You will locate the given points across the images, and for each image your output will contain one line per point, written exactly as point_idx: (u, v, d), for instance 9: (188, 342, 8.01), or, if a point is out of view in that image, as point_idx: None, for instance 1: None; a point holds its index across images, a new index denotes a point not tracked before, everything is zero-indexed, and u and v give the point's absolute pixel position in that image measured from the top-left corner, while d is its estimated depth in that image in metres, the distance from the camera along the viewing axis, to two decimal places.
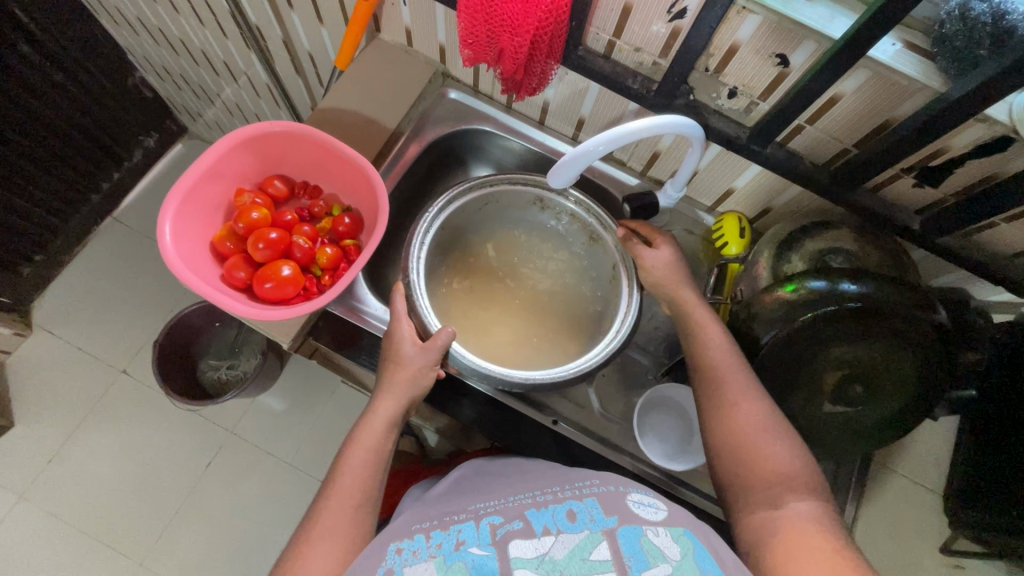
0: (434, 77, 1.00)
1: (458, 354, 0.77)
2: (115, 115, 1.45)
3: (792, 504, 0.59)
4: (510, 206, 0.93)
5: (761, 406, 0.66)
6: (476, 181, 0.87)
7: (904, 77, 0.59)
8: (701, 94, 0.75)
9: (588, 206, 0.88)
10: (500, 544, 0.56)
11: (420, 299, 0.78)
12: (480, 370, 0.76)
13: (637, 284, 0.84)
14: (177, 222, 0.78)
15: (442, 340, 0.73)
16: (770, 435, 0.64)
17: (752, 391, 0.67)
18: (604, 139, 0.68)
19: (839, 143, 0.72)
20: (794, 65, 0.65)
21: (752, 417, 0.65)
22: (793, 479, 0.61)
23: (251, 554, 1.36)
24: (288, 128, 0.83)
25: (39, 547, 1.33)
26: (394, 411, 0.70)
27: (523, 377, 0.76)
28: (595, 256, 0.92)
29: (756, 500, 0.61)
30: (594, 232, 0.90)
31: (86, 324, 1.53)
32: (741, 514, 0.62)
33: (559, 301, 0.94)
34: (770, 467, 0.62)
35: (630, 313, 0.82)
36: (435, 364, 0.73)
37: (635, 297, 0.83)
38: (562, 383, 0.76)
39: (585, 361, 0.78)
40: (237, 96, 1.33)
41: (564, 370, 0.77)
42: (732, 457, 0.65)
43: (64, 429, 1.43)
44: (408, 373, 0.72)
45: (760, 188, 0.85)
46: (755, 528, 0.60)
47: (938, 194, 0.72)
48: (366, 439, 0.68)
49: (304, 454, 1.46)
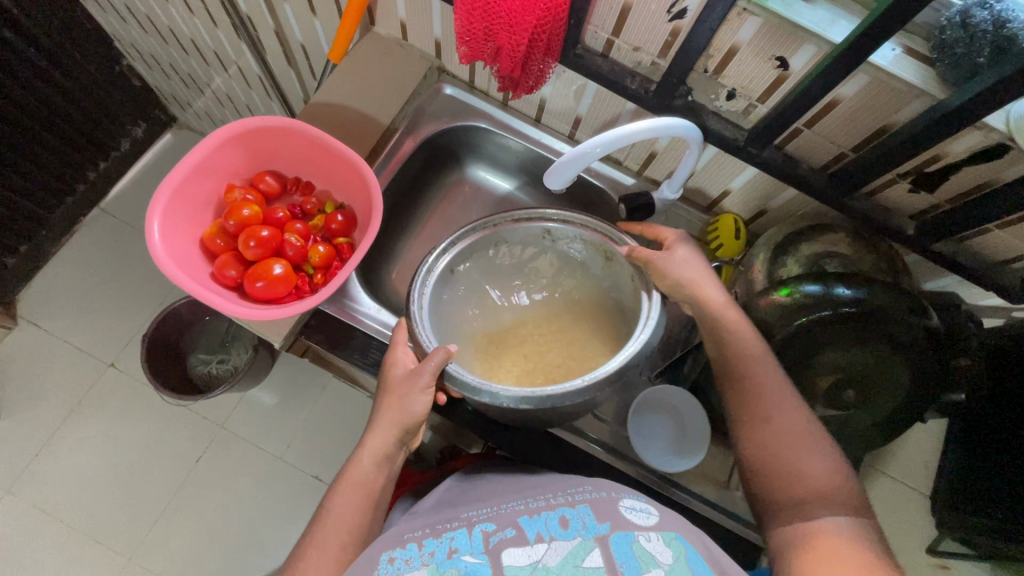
0: (429, 72, 0.99)
1: (455, 372, 0.67)
2: (102, 104, 1.42)
3: (828, 517, 0.57)
4: (518, 247, 0.82)
5: (794, 414, 0.64)
6: (480, 222, 0.78)
7: (902, 82, 0.59)
8: (700, 95, 0.75)
9: (599, 228, 0.77)
10: (493, 553, 0.57)
11: (418, 322, 0.70)
12: (483, 392, 0.66)
13: (654, 288, 0.73)
14: (165, 218, 0.77)
15: (430, 367, 0.65)
16: (807, 447, 0.61)
17: (786, 403, 0.64)
18: (601, 141, 0.70)
19: (836, 147, 0.72)
20: (794, 68, 0.65)
21: (784, 427, 0.63)
22: (831, 494, 0.58)
23: (242, 549, 1.36)
24: (279, 123, 0.82)
25: (25, 541, 1.32)
26: (388, 440, 0.65)
27: (530, 392, 0.65)
28: (617, 282, 0.80)
29: (782, 507, 0.59)
30: (610, 252, 0.77)
31: (73, 317, 1.50)
32: (773, 525, 0.60)
33: (583, 337, 0.79)
34: (805, 480, 0.59)
35: (652, 316, 0.70)
36: (428, 386, 0.66)
37: (655, 301, 0.71)
38: (576, 400, 0.64)
39: (601, 371, 0.66)
40: (227, 86, 1.30)
41: (574, 384, 0.65)
42: (765, 469, 0.62)
43: (51, 423, 1.41)
44: (398, 399, 0.66)
45: (757, 190, 0.85)
46: (786, 538, 0.58)
47: (934, 200, 0.72)
48: (362, 461, 0.65)
49: (296, 449, 1.45)
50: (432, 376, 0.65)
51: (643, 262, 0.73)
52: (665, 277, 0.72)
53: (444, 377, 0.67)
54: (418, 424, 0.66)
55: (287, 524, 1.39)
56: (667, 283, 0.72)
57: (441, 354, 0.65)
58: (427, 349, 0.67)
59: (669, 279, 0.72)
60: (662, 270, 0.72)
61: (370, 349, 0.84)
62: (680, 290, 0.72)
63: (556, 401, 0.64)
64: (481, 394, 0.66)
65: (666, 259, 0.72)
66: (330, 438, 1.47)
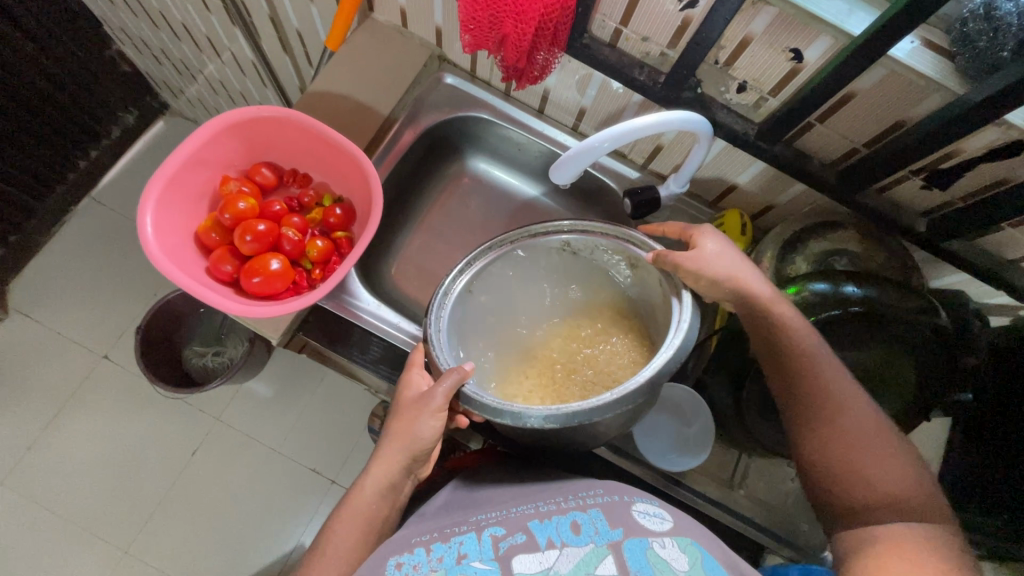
0: (430, 60, 0.96)
1: (474, 394, 0.62)
2: (91, 90, 1.38)
3: (900, 523, 0.57)
4: (537, 263, 0.77)
5: (865, 411, 0.63)
6: (496, 240, 0.73)
7: (920, 76, 0.58)
8: (710, 87, 0.72)
9: (623, 234, 0.71)
10: (503, 560, 0.56)
11: (436, 345, 0.66)
12: (504, 412, 0.61)
13: (684, 287, 0.66)
14: (158, 212, 0.75)
15: (442, 390, 0.61)
16: (876, 454, 0.61)
17: (851, 405, 0.63)
18: (610, 135, 0.69)
19: (849, 142, 0.70)
20: (809, 60, 0.63)
21: (855, 426, 0.62)
22: (903, 501, 0.58)
23: (239, 542, 1.35)
24: (275, 112, 0.80)
25: (20, 534, 1.31)
26: (395, 461, 0.64)
27: (554, 410, 0.59)
28: (647, 290, 0.74)
29: (851, 512, 0.60)
30: (636, 259, 0.71)
31: (65, 308, 1.48)
32: (840, 529, 0.60)
33: (616, 353, 0.72)
34: (877, 487, 0.59)
35: (684, 319, 0.63)
36: (440, 410, 0.62)
37: (688, 300, 0.65)
38: (606, 415, 0.59)
39: (631, 382, 0.60)
40: (220, 73, 1.26)
41: (601, 398, 0.59)
42: (831, 474, 0.61)
43: (44, 415, 1.39)
44: (408, 423, 0.64)
45: (765, 185, 0.83)
46: (850, 539, 0.59)
47: (945, 197, 0.70)
48: (370, 483, 0.64)
49: (293, 442, 1.44)
50: (445, 401, 0.61)
51: (672, 267, 0.67)
52: (698, 277, 0.67)
53: (461, 399, 0.63)
54: (428, 449, 0.65)
55: (284, 517, 1.38)
56: (699, 278, 0.68)
57: (456, 376, 0.61)
58: (441, 367, 0.64)
59: (703, 280, 0.68)
60: (695, 267, 0.67)
61: (370, 346, 0.83)
62: (714, 285, 0.68)
63: (582, 417, 0.59)
64: (502, 416, 0.60)
65: (697, 259, 0.67)
66: (328, 431, 1.45)
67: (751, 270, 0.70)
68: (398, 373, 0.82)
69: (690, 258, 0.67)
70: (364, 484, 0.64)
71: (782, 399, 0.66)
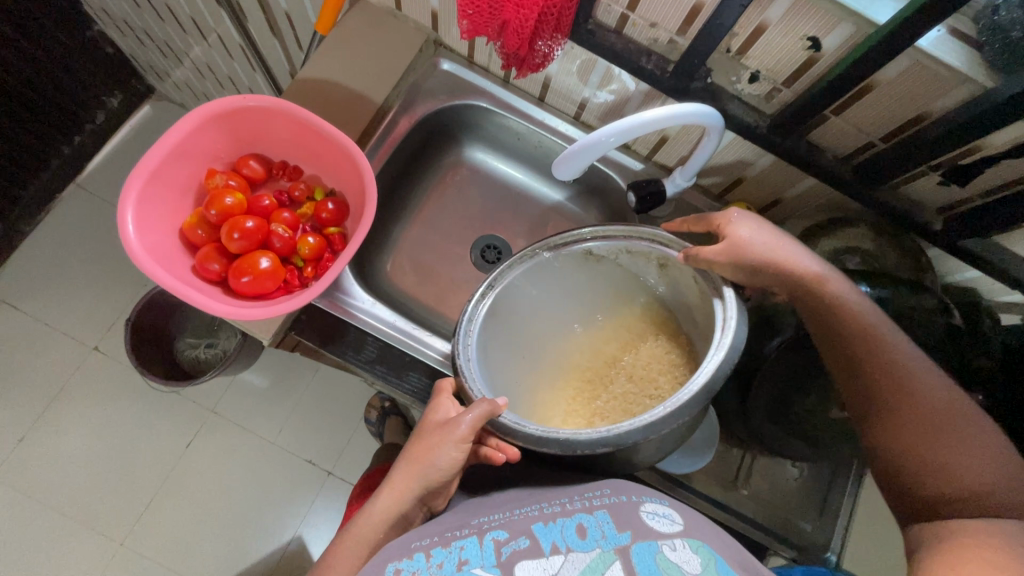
0: (426, 45, 0.91)
1: (515, 425, 0.63)
2: (73, 73, 1.32)
3: (991, 519, 0.52)
4: (559, 271, 0.79)
5: (941, 398, 0.59)
6: (516, 257, 0.75)
7: (947, 68, 0.54)
8: (720, 78, 0.69)
9: (645, 235, 0.73)
10: (505, 565, 0.53)
11: (467, 377, 0.68)
12: (550, 441, 0.61)
13: (724, 284, 0.67)
14: (141, 208, 0.71)
15: (468, 419, 0.61)
16: (957, 443, 0.56)
17: (924, 391, 0.59)
18: (615, 130, 0.66)
19: (865, 136, 0.68)
20: (827, 49, 0.59)
21: (924, 407, 0.58)
22: (994, 495, 0.53)
23: (237, 532, 1.34)
24: (260, 102, 0.76)
25: (13, 527, 1.29)
26: (404, 495, 0.62)
27: (605, 432, 0.60)
28: (678, 288, 0.76)
29: (930, 502, 0.55)
30: (665, 258, 0.74)
31: (52, 297, 1.44)
32: (919, 523, 0.56)
33: (658, 352, 0.78)
34: (963, 478, 0.54)
35: (730, 317, 0.63)
36: (463, 439, 0.62)
37: (731, 298, 0.65)
38: (662, 430, 0.58)
39: (684, 392, 0.60)
40: (207, 56, 1.20)
41: (654, 413, 0.59)
42: (905, 460, 0.58)
43: (34, 406, 1.37)
44: (427, 451, 0.62)
45: (773, 178, 0.80)
46: (928, 530, 0.54)
47: (964, 194, 0.68)
48: (382, 506, 0.62)
49: (289, 433, 1.42)
50: (470, 429, 0.61)
51: (707, 266, 0.67)
52: (735, 268, 0.66)
53: (501, 431, 0.63)
54: (443, 482, 0.62)
55: (282, 507, 1.37)
56: (737, 269, 0.66)
57: (485, 407, 0.62)
58: (473, 400, 0.65)
59: (744, 267, 0.66)
60: (734, 259, 0.65)
61: (365, 345, 0.81)
62: (755, 272, 0.66)
63: (637, 436, 0.59)
64: (549, 445, 0.61)
65: (730, 249, 0.66)
66: (324, 423, 1.43)
67: (791, 247, 0.67)
68: (393, 373, 0.81)
69: (724, 250, 0.66)
70: (372, 511, 0.62)
71: (842, 382, 0.64)
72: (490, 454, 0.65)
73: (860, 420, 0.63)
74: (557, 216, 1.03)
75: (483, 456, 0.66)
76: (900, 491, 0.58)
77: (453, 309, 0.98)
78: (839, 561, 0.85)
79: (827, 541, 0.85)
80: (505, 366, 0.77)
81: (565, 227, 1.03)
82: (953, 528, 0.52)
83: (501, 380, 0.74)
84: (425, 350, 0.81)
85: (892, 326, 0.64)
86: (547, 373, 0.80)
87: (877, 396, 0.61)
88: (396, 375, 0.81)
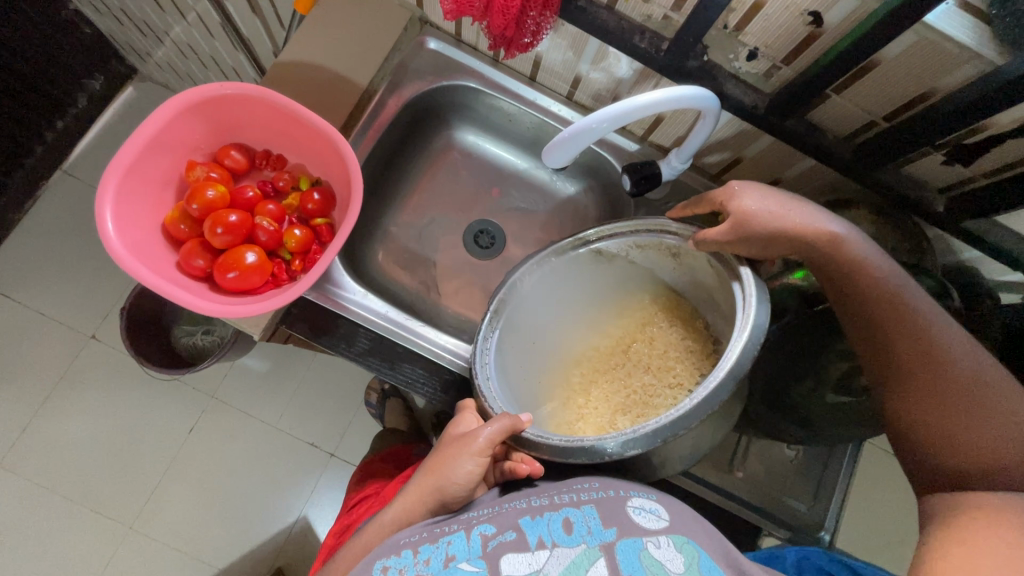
0: (411, 23, 0.88)
1: (539, 438, 0.65)
2: (53, 57, 1.27)
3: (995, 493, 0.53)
4: (563, 274, 0.79)
5: (967, 367, 0.56)
6: (529, 266, 0.76)
7: (954, 44, 0.52)
8: (717, 55, 0.67)
9: (651, 227, 0.72)
10: (491, 558, 0.54)
11: (489, 395, 0.69)
12: (574, 449, 0.62)
13: (739, 264, 0.65)
14: (119, 205, 0.69)
15: (487, 432, 0.63)
16: (976, 415, 0.55)
17: (950, 359, 0.57)
18: (607, 116, 0.64)
19: (867, 114, 0.65)
20: (828, 25, 0.57)
21: (952, 373, 0.57)
22: (1008, 469, 0.53)
23: (242, 515, 1.36)
24: (239, 90, 0.73)
25: (22, 513, 1.30)
26: (417, 506, 0.64)
27: (631, 434, 0.59)
28: (695, 275, 0.75)
29: (942, 473, 0.56)
30: (677, 248, 0.72)
31: (44, 286, 1.42)
32: (930, 493, 0.57)
33: (670, 343, 0.77)
34: (976, 452, 0.54)
35: (751, 295, 0.61)
36: (481, 452, 0.63)
37: (749, 279, 0.63)
38: (690, 425, 0.57)
39: (711, 378, 0.58)
40: (188, 35, 1.14)
41: (681, 408, 0.58)
42: (917, 432, 0.58)
43: (35, 396, 1.36)
44: (444, 463, 0.64)
45: (771, 158, 0.78)
46: (934, 505, 0.56)
47: (969, 172, 0.65)
48: (399, 509, 0.64)
49: (289, 417, 1.42)
50: (489, 443, 0.63)
51: (717, 249, 0.65)
52: (748, 245, 0.63)
53: (525, 445, 0.65)
54: (460, 496, 0.64)
55: (286, 490, 1.39)
56: (748, 247, 0.63)
57: (507, 422, 0.63)
58: (492, 414, 0.67)
59: (756, 243, 0.62)
60: (743, 237, 0.62)
61: (357, 338, 0.80)
62: (767, 246, 0.63)
63: (666, 433, 0.58)
64: (576, 455, 0.61)
65: (735, 229, 0.63)
66: (325, 407, 1.44)
67: (802, 212, 0.63)
68: (388, 364, 0.80)
69: (730, 229, 0.63)
70: (388, 514, 0.65)
71: (863, 349, 0.63)
72: (513, 467, 0.66)
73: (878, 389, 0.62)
74: (551, 198, 1.02)
75: (507, 470, 0.67)
76: (915, 461, 0.59)
77: (448, 296, 0.97)
78: (833, 539, 0.87)
79: (821, 521, 0.87)
80: (521, 368, 0.78)
81: (559, 209, 1.01)
82: (959, 504, 0.53)
83: (518, 384, 0.77)
84: (418, 341, 0.81)
85: (914, 285, 0.61)
86: (567, 369, 0.81)
87: (896, 365, 0.59)
88: (391, 366, 0.81)
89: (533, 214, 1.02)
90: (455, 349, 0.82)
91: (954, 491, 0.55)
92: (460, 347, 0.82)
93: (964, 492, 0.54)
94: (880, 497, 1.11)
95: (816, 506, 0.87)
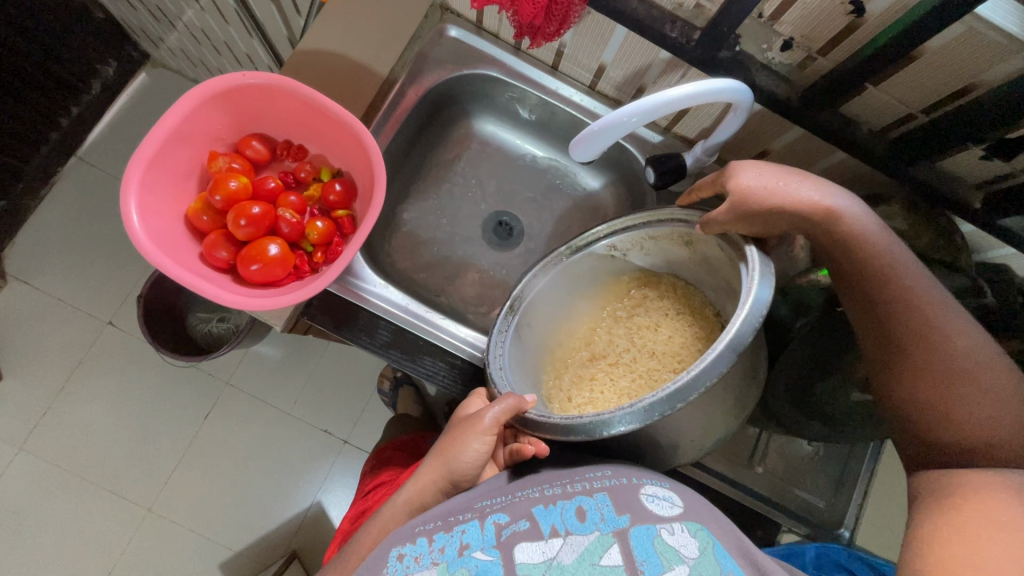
0: (432, 10, 0.86)
1: (542, 418, 0.64)
2: (67, 43, 1.26)
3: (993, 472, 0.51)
4: (575, 270, 0.78)
5: (963, 342, 0.55)
6: (541, 264, 0.75)
7: (1003, 36, 0.50)
8: (749, 45, 0.65)
9: (665, 216, 0.71)
10: (505, 547, 0.54)
11: (501, 385, 0.69)
12: (574, 428, 0.60)
13: (745, 242, 0.63)
14: (143, 196, 0.69)
15: (493, 412, 0.63)
16: (969, 391, 0.54)
17: (946, 332, 0.56)
18: (637, 109, 0.62)
19: (904, 108, 0.64)
20: (870, 14, 0.55)
21: (946, 348, 0.55)
22: (1002, 446, 0.52)
23: (257, 500, 1.38)
24: (262, 80, 0.73)
25: (44, 495, 1.33)
26: (428, 486, 0.65)
27: (629, 408, 0.57)
28: (710, 262, 0.73)
29: (935, 450, 0.55)
30: (689, 235, 0.71)
31: (60, 271, 1.43)
32: (920, 471, 0.56)
33: (681, 332, 0.76)
34: (970, 429, 0.53)
35: (755, 272, 0.59)
36: (488, 432, 0.63)
37: (754, 255, 0.61)
38: (688, 397, 0.55)
39: (710, 351, 0.56)
40: (201, 20, 1.12)
41: (679, 380, 0.56)
42: (911, 409, 0.57)
43: (54, 381, 1.38)
44: (453, 443, 0.64)
45: (799, 150, 0.77)
46: (933, 483, 0.54)
47: (1007, 168, 0.64)
48: (410, 489, 0.65)
49: (303, 404, 1.43)
50: (495, 423, 0.63)
51: (722, 229, 0.63)
52: (749, 225, 0.61)
53: (529, 426, 0.65)
54: (468, 473, 0.64)
55: (299, 476, 1.40)
56: (751, 225, 0.61)
57: (512, 401, 0.63)
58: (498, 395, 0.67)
59: (761, 223, 0.61)
60: (746, 217, 0.60)
61: (378, 329, 0.80)
62: (770, 223, 0.60)
63: (662, 409, 0.56)
64: (576, 433, 0.60)
65: (738, 208, 0.61)
66: (338, 395, 1.45)
67: (802, 185, 0.61)
68: (407, 357, 0.81)
69: (730, 209, 0.61)
70: (401, 496, 0.65)
71: (856, 323, 0.62)
72: (519, 447, 0.69)
73: (871, 366, 0.61)
74: (568, 188, 1.00)
75: (514, 451, 0.69)
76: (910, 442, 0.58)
77: (464, 286, 0.96)
78: (850, 535, 0.87)
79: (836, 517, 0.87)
80: (532, 360, 0.78)
81: (577, 200, 1.00)
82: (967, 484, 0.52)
83: (530, 375, 0.77)
84: (436, 332, 0.81)
85: (915, 259, 0.59)
86: (574, 356, 0.80)
87: (889, 340, 0.58)
88: (410, 358, 0.81)
89: (550, 205, 1.01)
90: (475, 342, 0.82)
91: (948, 469, 0.54)
92: (479, 339, 0.83)
93: (959, 471, 0.53)
94: (895, 493, 1.11)
95: (833, 502, 0.88)
